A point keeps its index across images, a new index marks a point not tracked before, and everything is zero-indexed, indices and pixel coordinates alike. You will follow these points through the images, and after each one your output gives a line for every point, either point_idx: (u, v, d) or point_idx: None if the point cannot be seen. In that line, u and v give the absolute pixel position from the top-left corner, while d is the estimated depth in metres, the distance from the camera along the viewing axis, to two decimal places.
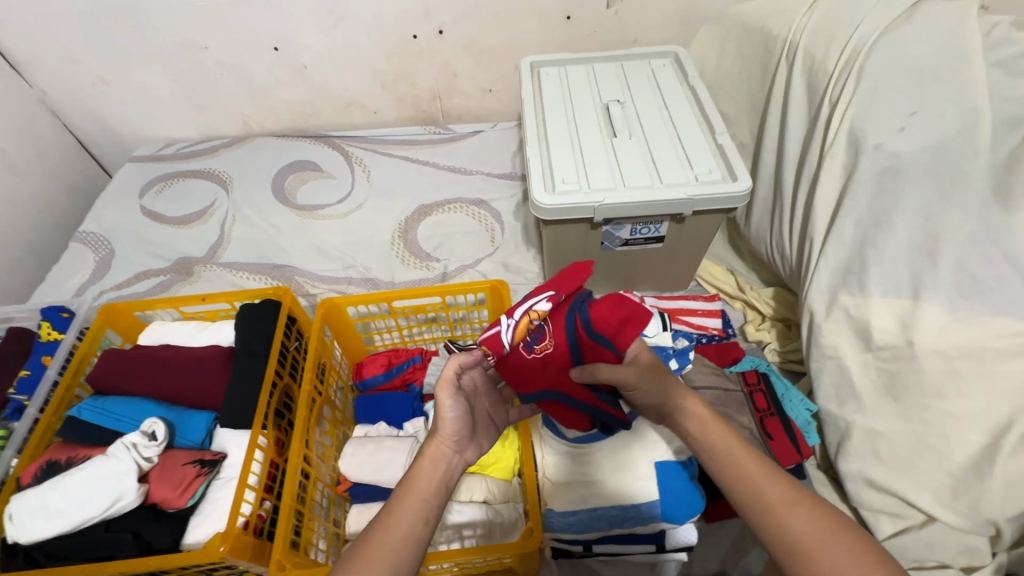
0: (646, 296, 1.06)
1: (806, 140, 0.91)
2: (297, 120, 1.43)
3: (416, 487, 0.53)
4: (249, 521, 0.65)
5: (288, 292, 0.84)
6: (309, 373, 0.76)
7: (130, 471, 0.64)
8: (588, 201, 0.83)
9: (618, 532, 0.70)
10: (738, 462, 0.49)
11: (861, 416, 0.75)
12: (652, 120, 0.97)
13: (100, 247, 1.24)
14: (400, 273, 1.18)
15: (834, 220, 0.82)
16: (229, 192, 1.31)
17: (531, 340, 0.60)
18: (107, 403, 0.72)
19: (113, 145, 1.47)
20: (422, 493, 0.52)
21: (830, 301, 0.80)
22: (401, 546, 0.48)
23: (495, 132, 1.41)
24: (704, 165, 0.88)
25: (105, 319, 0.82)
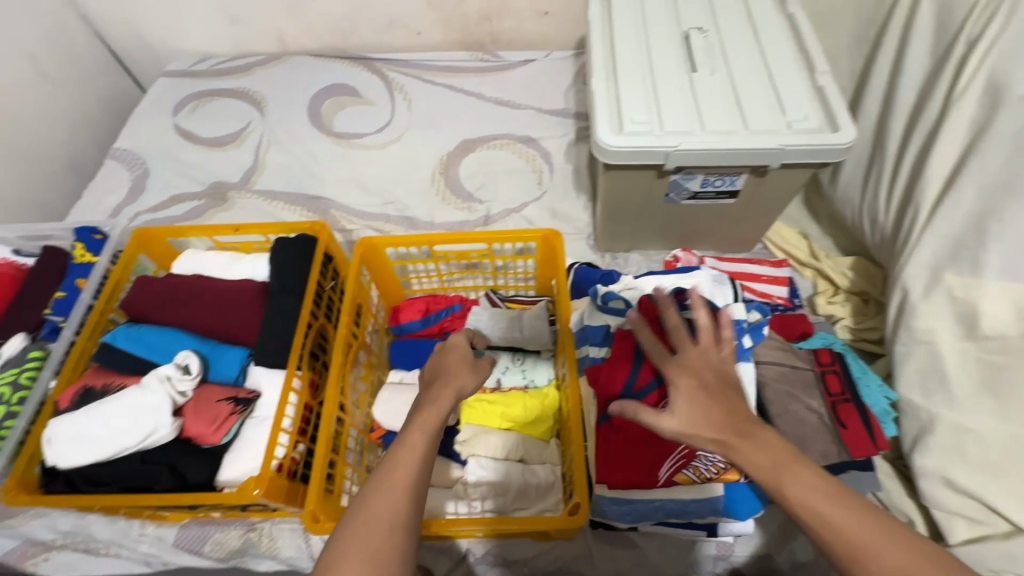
0: (706, 257, 0.97)
1: (926, 88, 0.77)
2: (335, 39, 1.32)
3: (391, 477, 0.46)
4: (283, 464, 0.63)
5: (325, 227, 0.77)
6: (346, 316, 0.72)
7: (163, 404, 0.62)
8: (660, 144, 0.73)
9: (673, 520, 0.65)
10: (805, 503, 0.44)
11: (949, 410, 0.67)
12: (740, 54, 0.83)
13: (135, 166, 1.20)
14: (440, 215, 1.10)
15: (950, 186, 0.70)
16: (264, 114, 1.24)
17: None
18: (141, 332, 0.70)
19: (146, 57, 1.39)
20: (407, 478, 0.46)
21: (931, 280, 0.70)
22: (372, 555, 0.42)
23: (548, 62, 1.28)
24: (800, 110, 0.76)
25: (138, 244, 0.79)
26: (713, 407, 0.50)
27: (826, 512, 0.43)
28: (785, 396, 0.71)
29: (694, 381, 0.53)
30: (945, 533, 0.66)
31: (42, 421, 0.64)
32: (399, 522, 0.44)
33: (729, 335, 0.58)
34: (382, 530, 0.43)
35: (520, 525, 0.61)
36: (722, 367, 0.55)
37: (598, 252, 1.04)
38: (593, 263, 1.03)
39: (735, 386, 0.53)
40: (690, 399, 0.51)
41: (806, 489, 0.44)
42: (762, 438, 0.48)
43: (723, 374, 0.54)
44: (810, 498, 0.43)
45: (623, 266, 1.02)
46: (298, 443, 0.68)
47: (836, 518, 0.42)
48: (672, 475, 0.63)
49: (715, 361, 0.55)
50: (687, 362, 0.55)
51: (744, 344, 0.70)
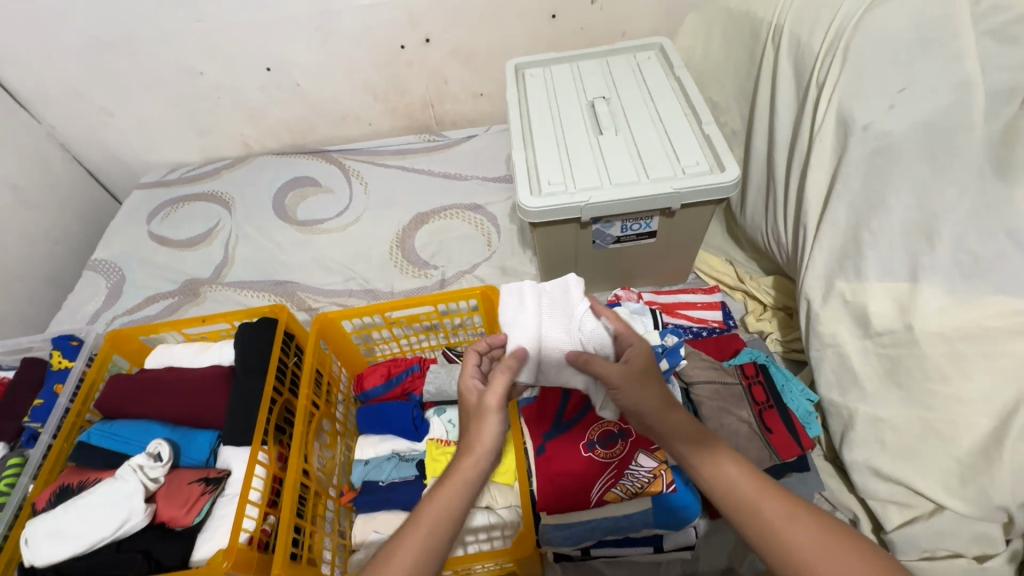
0: (643, 292, 1.05)
1: (797, 124, 0.89)
2: (294, 137, 1.46)
3: (451, 479, 0.56)
4: (253, 536, 0.67)
5: (284, 308, 0.85)
6: (307, 387, 0.78)
7: (137, 491, 0.66)
8: (574, 200, 0.83)
9: (612, 537, 0.69)
10: (733, 488, 0.52)
11: (864, 404, 0.73)
12: (638, 114, 0.96)
13: (112, 273, 1.28)
14: (399, 283, 1.19)
15: (827, 205, 0.80)
16: (232, 212, 1.34)
17: (611, 439, 0.71)
18: (114, 428, 0.74)
19: (121, 173, 1.51)
20: (418, 540, 0.52)
21: (827, 288, 0.79)
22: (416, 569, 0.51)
23: (489, 135, 1.41)
24: (691, 156, 0.87)
25: (111, 345, 0.85)
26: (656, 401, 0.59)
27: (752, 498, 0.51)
28: (719, 411, 0.76)
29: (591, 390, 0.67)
30: (882, 521, 0.70)
31: (21, 523, 0.67)
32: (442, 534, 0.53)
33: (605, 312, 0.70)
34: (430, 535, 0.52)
35: (481, 561, 0.66)
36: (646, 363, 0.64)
37: None
38: None
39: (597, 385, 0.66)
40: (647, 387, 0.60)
41: (743, 484, 0.52)
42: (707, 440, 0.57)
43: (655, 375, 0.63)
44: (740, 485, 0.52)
45: None
46: (268, 514, 0.72)
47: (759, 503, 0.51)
48: (604, 494, 0.69)
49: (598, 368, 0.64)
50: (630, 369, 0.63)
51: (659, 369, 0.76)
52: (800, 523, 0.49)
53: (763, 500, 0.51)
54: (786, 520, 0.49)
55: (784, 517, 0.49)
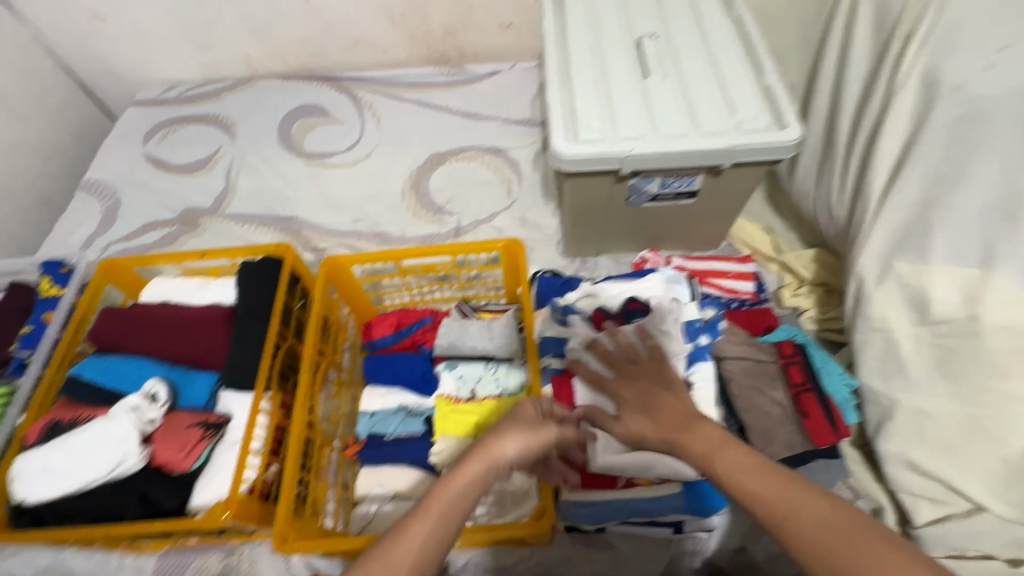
0: (673, 256, 0.99)
1: (870, 81, 0.79)
2: (303, 61, 1.34)
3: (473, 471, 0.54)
4: (254, 487, 0.64)
5: (290, 248, 0.78)
6: (313, 334, 0.73)
7: (132, 434, 0.63)
8: (614, 150, 0.75)
9: (638, 519, 0.67)
10: (756, 491, 0.47)
11: (907, 394, 0.68)
12: (690, 57, 0.85)
13: (106, 196, 1.20)
14: (411, 228, 1.12)
15: (896, 176, 0.72)
16: (234, 138, 1.25)
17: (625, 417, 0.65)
18: (107, 363, 0.70)
19: (115, 87, 1.40)
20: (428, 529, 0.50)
21: (883, 268, 0.72)
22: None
23: (514, 73, 1.29)
24: (748, 110, 0.78)
25: (104, 274, 0.79)
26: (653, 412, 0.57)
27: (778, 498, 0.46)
28: (750, 390, 0.72)
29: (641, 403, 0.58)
30: (909, 514, 0.67)
31: (11, 457, 0.64)
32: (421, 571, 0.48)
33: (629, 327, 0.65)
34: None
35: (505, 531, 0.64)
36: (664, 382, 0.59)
37: (568, 257, 1.05)
38: (563, 269, 1.04)
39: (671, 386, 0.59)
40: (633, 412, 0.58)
41: (764, 486, 0.47)
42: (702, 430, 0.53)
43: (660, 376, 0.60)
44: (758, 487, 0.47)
45: (594, 269, 1.04)
46: (271, 464, 0.69)
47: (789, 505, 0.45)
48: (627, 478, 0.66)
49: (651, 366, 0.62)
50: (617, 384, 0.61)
51: (699, 345, 0.73)
52: (843, 525, 0.43)
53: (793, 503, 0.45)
54: (822, 523, 0.43)
55: (824, 521, 0.43)
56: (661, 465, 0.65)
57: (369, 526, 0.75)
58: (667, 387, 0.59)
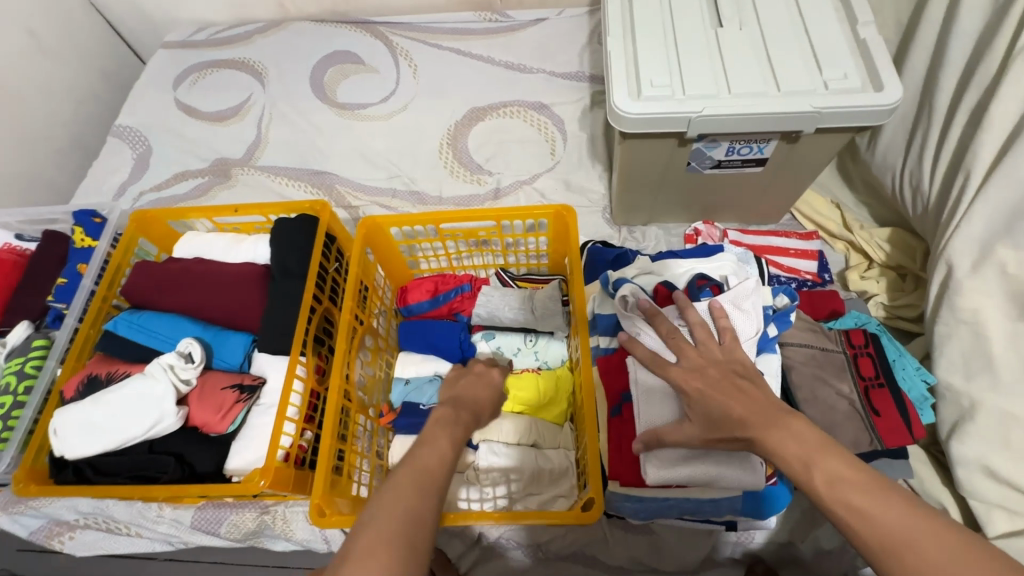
0: (729, 229, 0.91)
1: (985, 36, 0.68)
2: (337, 2, 1.25)
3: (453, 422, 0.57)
4: (289, 454, 0.62)
5: (326, 206, 0.74)
6: (350, 299, 0.70)
7: (168, 394, 0.61)
8: (681, 110, 0.67)
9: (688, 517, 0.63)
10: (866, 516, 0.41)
11: (993, 395, 0.62)
12: (772, 4, 0.75)
13: (138, 143, 1.17)
14: (447, 187, 1.06)
15: (1008, 149, 0.63)
16: (265, 85, 1.19)
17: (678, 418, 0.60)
18: (142, 320, 0.68)
19: (144, 27, 1.34)
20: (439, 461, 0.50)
21: (981, 254, 0.64)
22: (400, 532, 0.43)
23: (562, 20, 1.19)
24: (838, 67, 0.68)
25: (136, 227, 0.76)
26: (738, 403, 0.51)
27: (890, 523, 0.40)
28: (814, 380, 0.66)
29: (720, 391, 0.53)
30: (981, 523, 0.63)
31: (50, 411, 0.63)
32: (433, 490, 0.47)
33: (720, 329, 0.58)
34: (408, 496, 0.45)
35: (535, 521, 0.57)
36: (728, 360, 0.56)
37: (614, 225, 0.99)
38: (608, 237, 0.98)
39: (750, 377, 0.54)
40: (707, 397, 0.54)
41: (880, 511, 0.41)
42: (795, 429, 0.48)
43: (735, 367, 0.55)
44: (871, 511, 0.41)
45: (641, 239, 0.97)
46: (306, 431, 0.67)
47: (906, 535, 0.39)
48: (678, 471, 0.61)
49: (723, 356, 0.57)
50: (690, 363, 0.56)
51: (768, 334, 0.65)
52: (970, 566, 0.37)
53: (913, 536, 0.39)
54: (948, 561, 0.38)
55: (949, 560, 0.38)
56: (724, 478, 0.57)
57: None
58: (746, 377, 0.54)
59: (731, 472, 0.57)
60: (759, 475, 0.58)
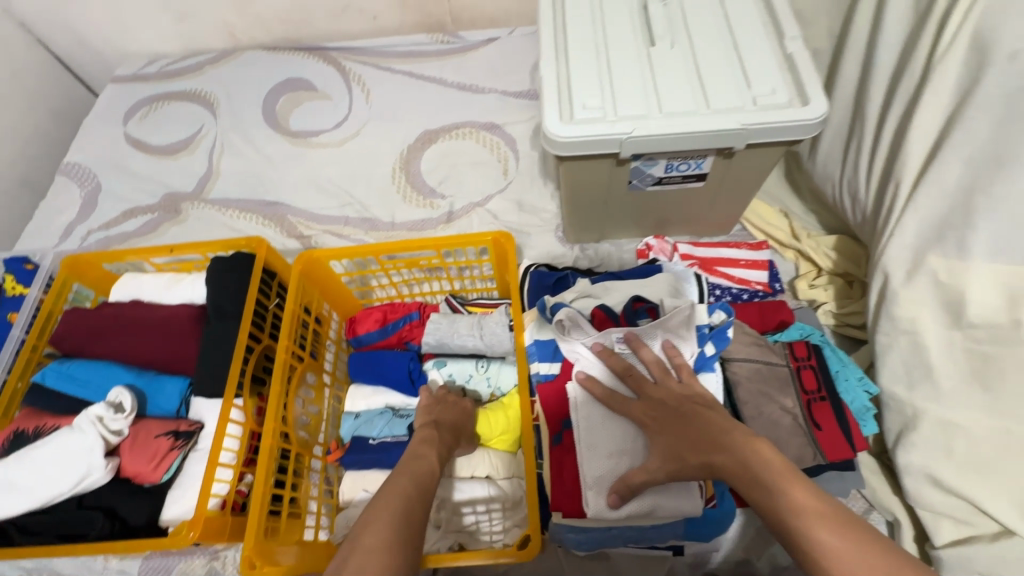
0: (680, 243, 0.91)
1: (909, 46, 0.68)
2: (287, 30, 1.25)
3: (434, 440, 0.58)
4: (224, 501, 0.61)
5: (263, 242, 0.73)
6: (288, 338, 0.69)
7: (96, 446, 0.59)
8: (613, 131, 0.67)
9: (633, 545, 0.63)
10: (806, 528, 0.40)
11: (934, 404, 0.62)
12: (703, 21, 0.75)
13: (86, 180, 1.15)
14: (401, 213, 1.05)
15: (934, 158, 0.63)
16: (217, 117, 1.18)
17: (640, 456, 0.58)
18: (72, 368, 0.66)
19: (93, 62, 1.33)
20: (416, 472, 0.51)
21: (914, 263, 0.64)
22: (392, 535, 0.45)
23: (512, 40, 1.19)
24: (767, 82, 0.69)
25: (69, 272, 0.74)
26: (694, 432, 0.52)
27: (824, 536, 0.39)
28: (760, 397, 0.66)
29: (674, 423, 0.55)
30: (930, 534, 0.62)
31: None
32: (424, 495, 0.50)
33: (685, 364, 0.61)
34: (405, 496, 0.48)
35: (483, 559, 0.57)
36: (689, 395, 0.58)
37: (567, 243, 0.99)
38: (562, 257, 0.98)
39: (709, 405, 0.55)
40: (668, 430, 0.55)
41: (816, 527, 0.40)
42: (753, 450, 0.47)
43: (694, 399, 0.57)
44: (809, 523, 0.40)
45: (594, 257, 0.97)
46: (245, 475, 0.65)
47: (841, 550, 0.38)
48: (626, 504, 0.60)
49: (682, 392, 0.58)
50: (652, 399, 0.59)
51: (705, 354, 0.65)
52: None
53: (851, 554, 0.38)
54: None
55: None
56: (663, 508, 0.58)
57: None
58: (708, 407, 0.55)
59: (669, 501, 0.58)
60: (697, 501, 0.58)
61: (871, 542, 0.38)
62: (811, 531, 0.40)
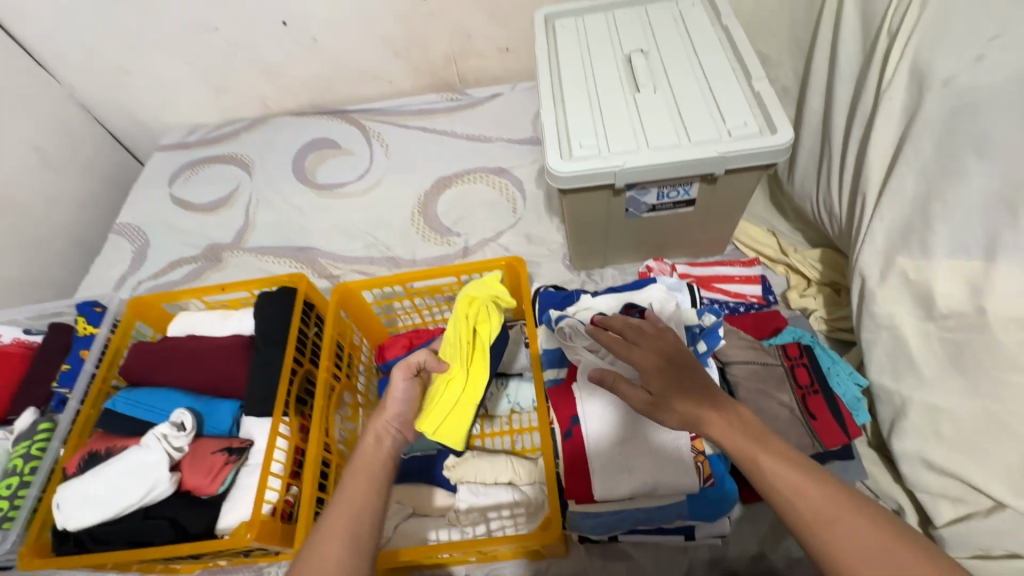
0: (678, 264, 0.99)
1: (861, 79, 0.78)
2: (313, 97, 1.40)
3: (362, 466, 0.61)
4: (276, 508, 0.67)
5: (304, 278, 0.83)
6: (327, 360, 0.76)
7: (162, 461, 0.66)
8: (607, 165, 0.77)
9: (643, 526, 0.68)
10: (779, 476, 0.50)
11: (920, 392, 0.67)
12: (680, 69, 0.87)
13: (136, 237, 1.28)
14: (421, 251, 1.16)
15: (893, 172, 0.72)
16: (252, 176, 1.31)
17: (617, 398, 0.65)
18: (138, 395, 0.74)
19: (141, 134, 1.49)
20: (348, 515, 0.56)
21: (886, 265, 0.72)
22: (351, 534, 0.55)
23: (514, 94, 1.33)
24: (739, 116, 0.79)
25: (134, 312, 0.84)
26: (690, 384, 0.58)
27: (789, 477, 0.50)
28: (759, 394, 0.72)
29: (672, 370, 0.60)
30: (931, 515, 0.67)
31: (54, 487, 0.69)
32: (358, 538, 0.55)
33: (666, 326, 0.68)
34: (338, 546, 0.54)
35: (505, 544, 0.64)
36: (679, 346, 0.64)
37: (574, 270, 1.07)
38: (570, 282, 1.06)
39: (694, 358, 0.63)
40: (668, 373, 0.60)
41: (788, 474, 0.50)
42: (735, 413, 0.56)
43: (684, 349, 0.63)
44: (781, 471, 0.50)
45: (600, 281, 1.06)
46: (291, 486, 0.71)
47: (806, 491, 0.48)
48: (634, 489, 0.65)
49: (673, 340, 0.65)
50: (651, 343, 0.63)
51: (698, 351, 0.71)
52: (855, 517, 0.46)
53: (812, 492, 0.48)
54: (835, 513, 0.47)
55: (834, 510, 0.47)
56: (662, 485, 0.65)
57: (390, 542, 0.76)
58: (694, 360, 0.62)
59: (668, 479, 0.64)
60: (694, 478, 0.65)
61: (828, 483, 0.49)
62: (778, 479, 0.50)
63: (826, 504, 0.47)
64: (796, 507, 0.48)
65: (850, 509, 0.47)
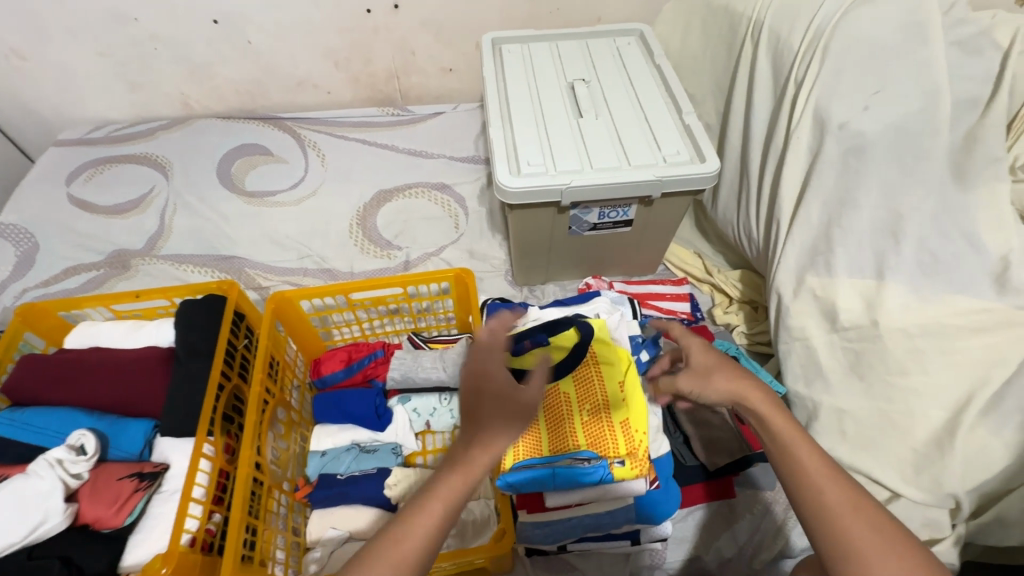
0: (615, 281, 1.04)
1: (773, 121, 0.88)
2: (244, 101, 1.33)
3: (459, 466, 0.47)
4: (196, 538, 0.60)
5: (235, 286, 0.76)
6: (260, 373, 0.71)
7: (55, 490, 0.57)
8: (555, 183, 0.80)
9: (593, 533, 0.70)
10: (798, 461, 0.48)
11: (828, 396, 0.75)
12: (618, 99, 0.93)
13: (22, 240, 1.12)
14: (359, 263, 1.12)
15: (801, 202, 0.81)
16: (169, 178, 1.21)
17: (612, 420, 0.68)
18: (27, 415, 0.66)
19: (35, 127, 1.33)
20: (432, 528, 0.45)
21: (797, 283, 0.80)
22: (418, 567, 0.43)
23: (456, 114, 1.35)
24: (672, 145, 0.86)
25: (23, 322, 0.74)
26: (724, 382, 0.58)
27: (800, 461, 0.48)
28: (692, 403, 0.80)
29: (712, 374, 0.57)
30: None
31: None
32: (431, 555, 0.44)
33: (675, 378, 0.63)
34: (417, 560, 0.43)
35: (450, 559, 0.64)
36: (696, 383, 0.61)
37: (517, 285, 1.09)
38: (513, 297, 1.08)
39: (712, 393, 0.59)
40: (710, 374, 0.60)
41: (803, 460, 0.48)
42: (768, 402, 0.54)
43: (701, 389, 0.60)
44: (800, 453, 0.48)
45: (541, 296, 1.08)
46: (213, 513, 0.65)
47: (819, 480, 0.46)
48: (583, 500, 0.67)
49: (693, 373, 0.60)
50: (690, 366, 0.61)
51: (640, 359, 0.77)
52: (869, 518, 0.44)
53: (823, 480, 0.46)
54: (847, 509, 0.44)
55: (845, 506, 0.44)
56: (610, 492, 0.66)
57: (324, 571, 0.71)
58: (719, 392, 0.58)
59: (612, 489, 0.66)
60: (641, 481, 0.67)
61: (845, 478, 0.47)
62: (799, 460, 0.48)
63: (841, 497, 0.45)
64: (805, 487, 0.46)
65: (864, 506, 0.45)
